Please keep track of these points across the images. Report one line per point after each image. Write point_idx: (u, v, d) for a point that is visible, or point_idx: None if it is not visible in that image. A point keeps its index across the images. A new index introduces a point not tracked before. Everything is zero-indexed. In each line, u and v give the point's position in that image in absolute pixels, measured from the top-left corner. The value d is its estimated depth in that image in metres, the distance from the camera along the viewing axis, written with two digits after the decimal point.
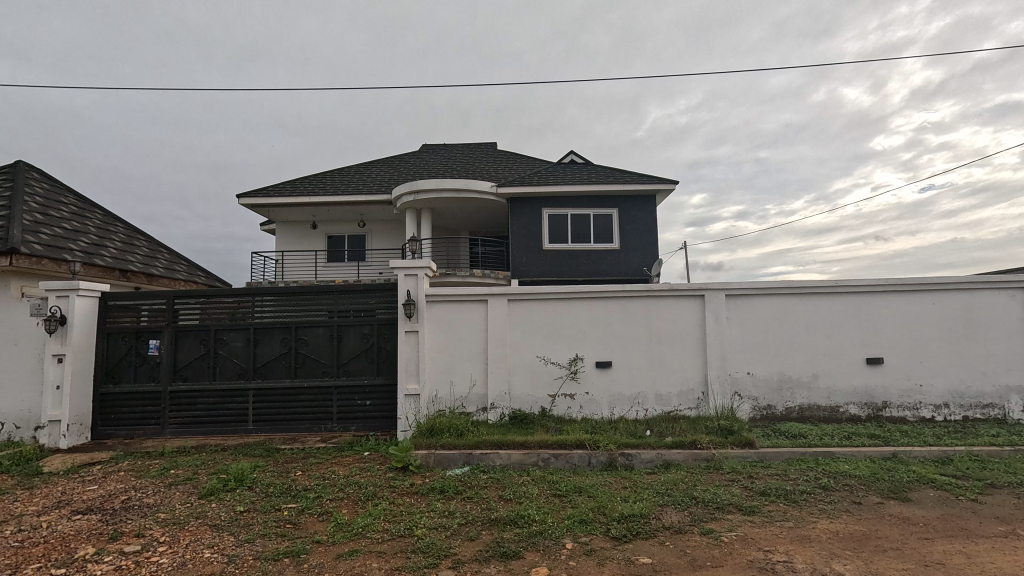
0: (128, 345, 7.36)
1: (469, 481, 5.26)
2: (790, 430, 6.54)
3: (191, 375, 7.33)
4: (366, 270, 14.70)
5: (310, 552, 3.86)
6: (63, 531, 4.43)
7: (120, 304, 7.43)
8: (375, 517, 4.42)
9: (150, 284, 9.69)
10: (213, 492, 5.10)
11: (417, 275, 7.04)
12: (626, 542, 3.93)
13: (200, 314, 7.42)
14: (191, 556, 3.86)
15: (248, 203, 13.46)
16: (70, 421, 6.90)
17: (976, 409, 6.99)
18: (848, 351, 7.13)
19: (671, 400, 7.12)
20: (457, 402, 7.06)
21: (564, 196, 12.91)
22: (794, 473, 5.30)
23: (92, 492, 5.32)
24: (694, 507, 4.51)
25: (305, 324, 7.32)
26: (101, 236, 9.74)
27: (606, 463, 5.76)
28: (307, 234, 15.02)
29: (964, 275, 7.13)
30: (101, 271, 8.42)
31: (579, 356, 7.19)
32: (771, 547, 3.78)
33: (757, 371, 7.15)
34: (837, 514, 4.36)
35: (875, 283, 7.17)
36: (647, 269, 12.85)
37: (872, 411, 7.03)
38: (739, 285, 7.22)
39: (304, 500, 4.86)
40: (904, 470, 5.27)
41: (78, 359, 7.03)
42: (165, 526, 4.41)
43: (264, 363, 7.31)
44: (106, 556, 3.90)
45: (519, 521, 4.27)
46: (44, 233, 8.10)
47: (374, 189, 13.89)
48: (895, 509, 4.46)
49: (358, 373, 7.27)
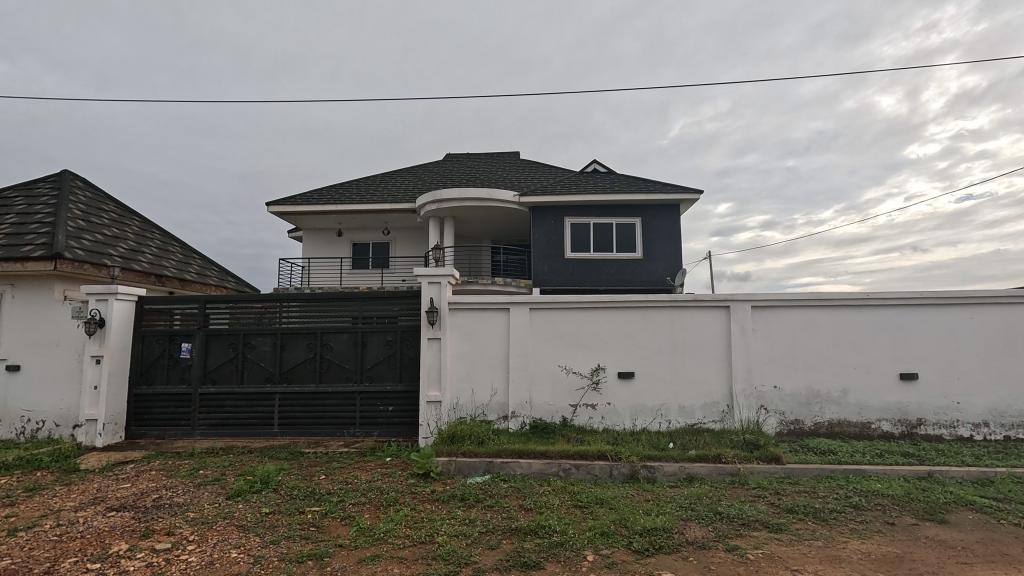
0: (162, 348, 7.60)
1: (490, 490, 5.26)
2: (820, 446, 6.36)
3: (221, 378, 7.53)
4: (390, 278, 14.91)
5: (332, 556, 3.91)
6: (98, 527, 4.57)
7: (156, 308, 7.68)
8: (397, 523, 4.45)
9: (183, 288, 9.99)
10: (240, 493, 5.21)
11: (440, 283, 7.12)
12: (649, 556, 3.88)
13: (230, 318, 7.63)
14: (218, 555, 3.95)
15: (276, 211, 13.83)
16: (106, 420, 7.13)
17: (1017, 429, 6.69)
18: (881, 366, 6.92)
19: (695, 412, 7.01)
20: (478, 410, 7.08)
21: (586, 205, 12.92)
22: (823, 491, 5.14)
23: (125, 490, 5.48)
24: (718, 523, 4.42)
25: (331, 330, 7.46)
26: (139, 243, 10.13)
27: (628, 475, 5.69)
28: (333, 241, 15.34)
29: (1003, 290, 6.87)
30: (138, 275, 8.72)
31: (601, 366, 7.14)
32: (799, 566, 3.69)
33: (784, 385, 6.98)
34: (869, 535, 4.21)
35: (909, 297, 6.96)
36: (671, 279, 12.68)
37: (906, 429, 6.80)
38: (765, 297, 7.09)
39: (327, 504, 4.93)
40: (940, 491, 5.07)
41: (114, 361, 7.28)
42: (194, 525, 4.53)
43: (290, 367, 7.46)
44: (137, 553, 4.01)
45: (540, 531, 4.25)
46: (85, 239, 8.47)
47: (398, 198, 14.11)
48: (932, 532, 4.30)
49: (381, 378, 7.37)
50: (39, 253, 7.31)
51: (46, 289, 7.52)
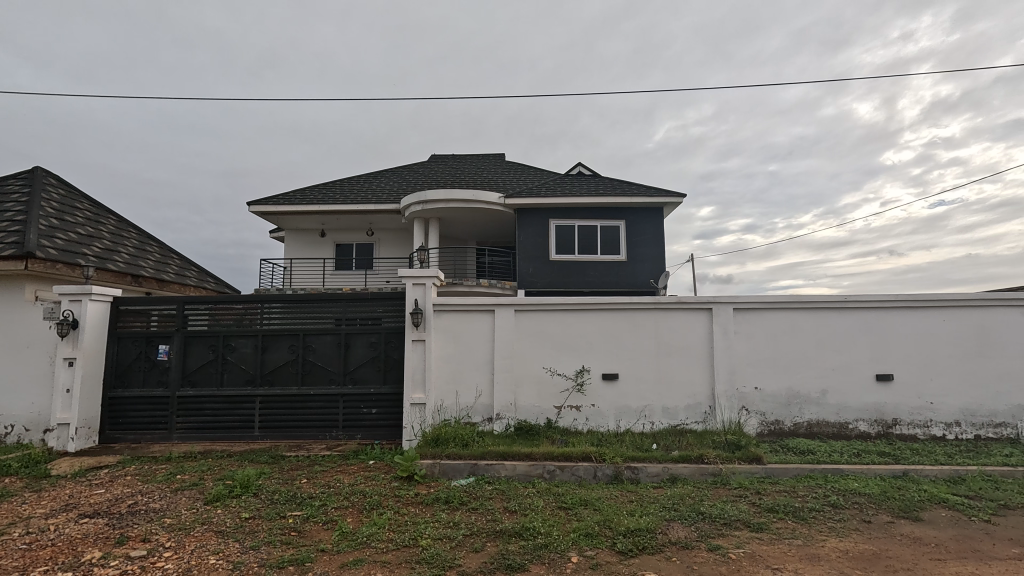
0: (138, 350, 7.43)
1: (474, 493, 5.23)
2: (799, 446, 6.47)
3: (200, 380, 7.38)
4: (374, 278, 14.81)
5: (314, 561, 3.85)
6: (70, 534, 4.45)
7: (132, 309, 7.51)
8: (380, 526, 4.41)
9: (160, 289, 9.77)
10: (219, 498, 5.11)
11: (425, 284, 7.08)
12: (632, 557, 3.90)
13: (210, 319, 7.48)
14: (196, 562, 3.87)
15: (258, 211, 13.63)
16: (79, 424, 6.94)
17: (987, 428, 6.89)
18: (859, 367, 7.07)
19: (678, 414, 7.08)
20: (462, 412, 7.05)
21: (571, 208, 12.97)
22: (803, 490, 5.23)
23: (98, 496, 5.34)
24: (701, 523, 4.47)
25: (313, 331, 7.37)
26: (115, 243, 9.89)
27: (612, 476, 5.71)
28: (316, 242, 15.17)
29: (976, 293, 7.06)
30: (113, 275, 8.50)
31: (585, 368, 7.17)
32: (779, 565, 3.74)
33: (765, 386, 7.09)
34: (847, 533, 4.30)
35: (887, 299, 7.13)
36: (654, 281, 12.80)
37: (882, 429, 6.95)
38: (747, 299, 7.19)
39: (309, 508, 4.85)
40: (915, 489, 5.20)
41: (88, 363, 7.09)
42: (170, 531, 4.43)
43: (272, 370, 7.35)
44: (111, 561, 3.91)
45: (525, 533, 4.24)
46: (58, 238, 8.24)
47: (382, 198, 14.01)
48: (906, 529, 4.40)
49: (365, 381, 7.30)
50: (9, 252, 7.09)
51: (16, 288, 7.27)
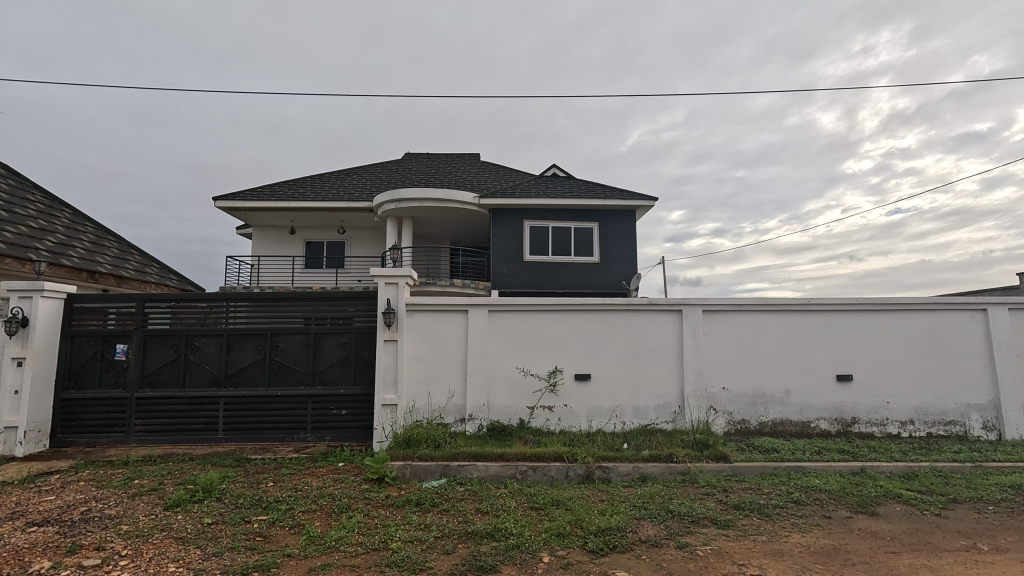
0: (94, 349, 7.10)
1: (446, 494, 5.19)
2: (764, 444, 6.65)
3: (160, 381, 7.11)
4: (345, 278, 14.55)
5: (280, 567, 3.75)
6: (16, 543, 4.21)
7: (88, 306, 7.17)
8: (349, 530, 4.33)
9: (118, 286, 9.37)
10: (179, 503, 4.92)
11: (397, 283, 6.99)
12: (603, 556, 3.93)
13: (172, 318, 7.21)
14: (154, 570, 3.71)
15: (224, 206, 13.22)
16: (27, 428, 6.59)
17: (938, 425, 7.23)
18: (821, 368, 7.32)
19: (648, 414, 7.18)
20: (435, 413, 6.99)
21: (545, 209, 13.03)
22: (767, 487, 5.38)
23: (48, 503, 5.07)
24: (670, 520, 4.54)
25: (281, 331, 7.19)
26: (69, 237, 9.43)
27: (583, 476, 5.75)
28: (285, 239, 14.81)
29: (928, 297, 7.40)
30: (67, 271, 8.11)
31: (558, 368, 7.21)
32: (745, 561, 3.83)
33: (732, 386, 7.27)
34: (809, 528, 4.44)
35: (847, 303, 7.40)
36: (626, 283, 12.98)
37: (842, 427, 7.21)
38: (716, 301, 7.35)
39: (275, 512, 4.73)
40: (872, 485, 5.41)
41: (38, 363, 6.73)
42: (127, 538, 4.24)
43: (237, 370, 7.13)
44: (62, 571, 3.72)
45: (496, 534, 4.23)
46: (7, 231, 7.81)
47: (354, 196, 13.77)
48: (864, 523, 4.57)
49: (334, 381, 7.16)
50: None
51: None
